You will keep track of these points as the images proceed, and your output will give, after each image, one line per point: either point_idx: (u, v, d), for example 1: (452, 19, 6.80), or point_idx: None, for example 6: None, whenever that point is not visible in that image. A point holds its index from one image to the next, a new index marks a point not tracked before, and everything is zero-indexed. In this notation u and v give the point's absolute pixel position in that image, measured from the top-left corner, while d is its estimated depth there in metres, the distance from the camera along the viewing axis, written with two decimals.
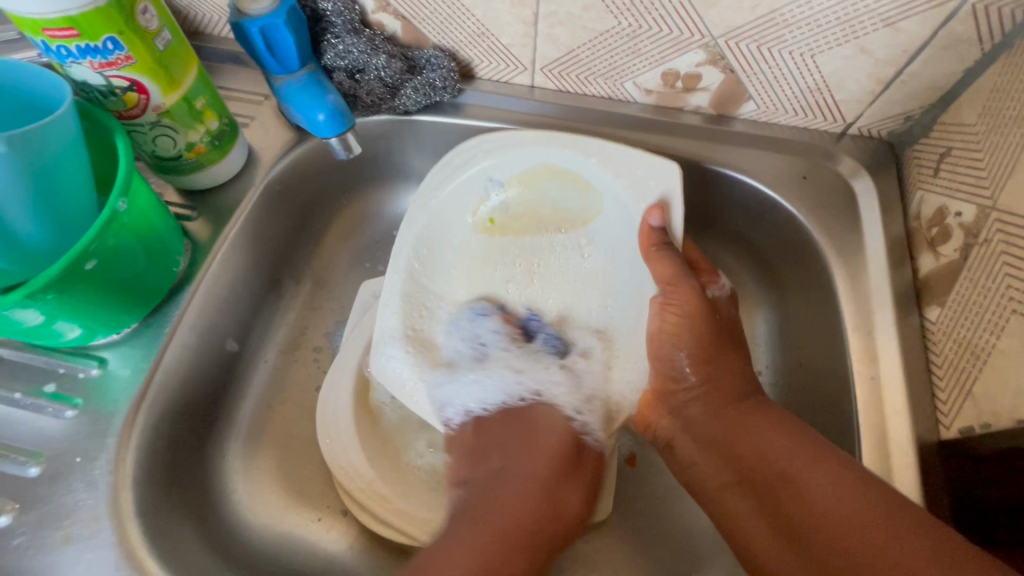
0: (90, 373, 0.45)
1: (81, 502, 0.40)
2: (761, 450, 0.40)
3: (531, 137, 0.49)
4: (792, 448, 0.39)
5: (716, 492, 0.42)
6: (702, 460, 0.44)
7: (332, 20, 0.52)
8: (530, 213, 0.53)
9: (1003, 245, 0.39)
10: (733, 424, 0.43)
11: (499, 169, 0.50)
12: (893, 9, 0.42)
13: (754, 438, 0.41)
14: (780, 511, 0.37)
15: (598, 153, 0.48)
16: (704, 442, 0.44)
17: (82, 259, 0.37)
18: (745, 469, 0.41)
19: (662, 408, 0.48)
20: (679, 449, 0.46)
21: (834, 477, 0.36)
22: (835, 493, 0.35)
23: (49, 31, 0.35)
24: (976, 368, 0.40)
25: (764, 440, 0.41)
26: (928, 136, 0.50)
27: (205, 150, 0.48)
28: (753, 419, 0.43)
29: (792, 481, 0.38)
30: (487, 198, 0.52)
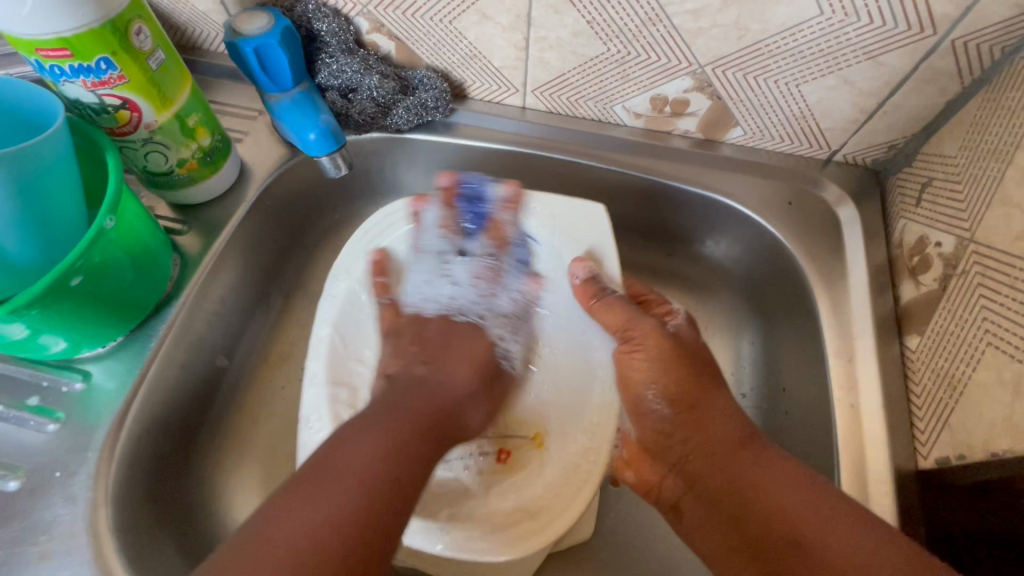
0: (74, 387, 0.45)
1: (58, 517, 0.40)
2: (759, 487, 0.39)
3: (402, 198, 0.55)
4: (796, 495, 0.37)
5: (726, 552, 0.39)
6: (706, 514, 0.42)
7: (327, 40, 0.53)
8: (467, 265, 0.56)
9: (981, 278, 0.39)
10: (741, 471, 0.40)
11: (422, 228, 0.56)
12: (874, 43, 0.43)
13: (760, 490, 0.38)
14: (789, 573, 0.34)
15: (506, 193, 0.54)
16: (711, 493, 0.42)
17: (68, 275, 0.38)
18: (748, 525, 0.38)
19: (660, 464, 0.47)
20: (683, 509, 0.44)
21: (843, 533, 0.33)
22: (845, 546, 0.33)
23: (44, 52, 0.36)
24: (952, 399, 0.40)
25: (769, 488, 0.38)
26: (911, 165, 0.50)
27: (197, 166, 0.49)
28: (759, 467, 0.40)
29: (799, 538, 0.35)
30: (422, 263, 0.56)
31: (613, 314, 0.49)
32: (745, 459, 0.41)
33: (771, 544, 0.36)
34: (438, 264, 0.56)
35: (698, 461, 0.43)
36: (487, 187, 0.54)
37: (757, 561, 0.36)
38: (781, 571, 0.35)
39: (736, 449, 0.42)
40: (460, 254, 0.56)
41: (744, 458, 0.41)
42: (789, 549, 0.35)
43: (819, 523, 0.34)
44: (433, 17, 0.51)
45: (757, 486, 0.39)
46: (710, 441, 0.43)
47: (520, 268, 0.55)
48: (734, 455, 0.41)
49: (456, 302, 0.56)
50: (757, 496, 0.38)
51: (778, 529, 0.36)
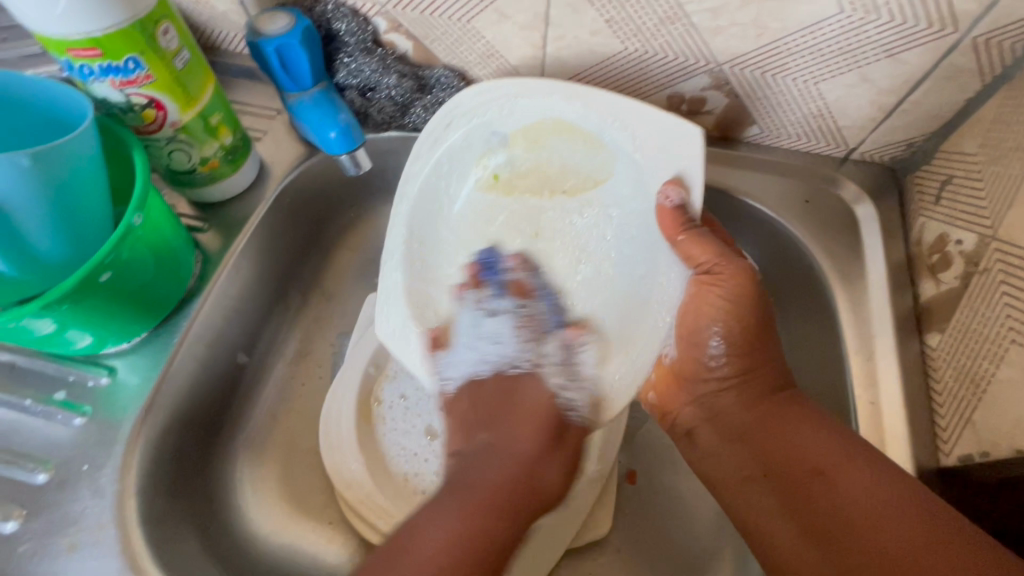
0: (100, 382, 0.46)
1: (87, 509, 0.41)
2: (785, 431, 0.41)
3: (537, 86, 0.47)
4: (823, 440, 0.40)
5: (738, 481, 0.42)
6: (722, 446, 0.44)
7: (346, 40, 0.53)
8: (537, 171, 0.51)
9: (1003, 275, 0.39)
10: (766, 413, 0.43)
11: (503, 121, 0.50)
12: (895, 41, 0.43)
13: (787, 434, 0.41)
14: (812, 509, 0.37)
15: (596, 104, 0.46)
16: (732, 427, 0.44)
17: (97, 271, 0.38)
18: (770, 458, 0.41)
19: (681, 393, 0.48)
20: (697, 437, 0.46)
21: (867, 476, 0.36)
22: (868, 488, 0.36)
23: (74, 51, 0.37)
24: (975, 397, 0.40)
25: (791, 430, 0.41)
26: (930, 163, 0.50)
27: (218, 164, 0.49)
28: (782, 415, 0.42)
29: (824, 474, 0.38)
30: (492, 153, 0.51)
31: (695, 247, 0.43)
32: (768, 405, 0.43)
33: (794, 481, 0.39)
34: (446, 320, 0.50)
35: (727, 399, 0.45)
36: (589, 97, 0.46)
37: (774, 493, 0.40)
38: (800, 497, 0.38)
39: (765, 396, 0.44)
40: (490, 312, 0.50)
41: (768, 408, 0.43)
42: (811, 480, 0.38)
43: (841, 462, 0.38)
44: (450, 16, 0.51)
45: (781, 427, 0.42)
46: (754, 383, 0.44)
47: (556, 315, 0.49)
48: (771, 394, 0.44)
49: (506, 358, 0.49)
50: (781, 438, 0.41)
51: (799, 462, 0.39)
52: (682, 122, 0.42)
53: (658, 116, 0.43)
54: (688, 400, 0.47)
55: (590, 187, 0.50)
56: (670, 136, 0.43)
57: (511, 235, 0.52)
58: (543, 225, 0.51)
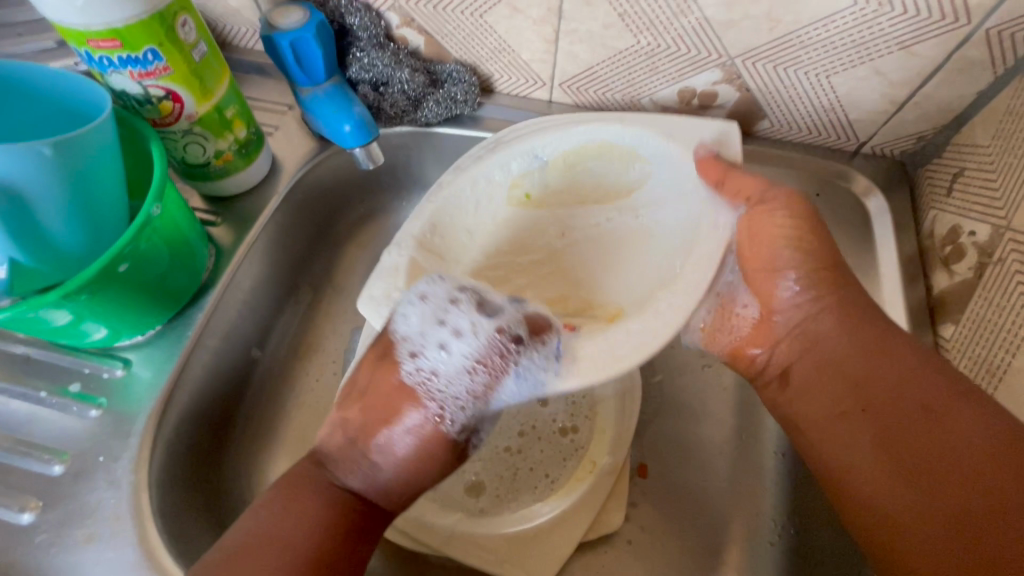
0: (115, 374, 0.46)
1: (104, 500, 0.41)
2: (889, 364, 0.38)
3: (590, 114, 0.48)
4: (930, 379, 0.37)
5: (831, 417, 0.40)
6: (818, 379, 0.41)
7: (359, 34, 0.53)
8: (571, 192, 0.50)
9: (1018, 264, 0.39)
10: (870, 346, 0.39)
11: (548, 146, 0.49)
12: (909, 33, 0.43)
13: (893, 368, 0.38)
14: (908, 445, 0.35)
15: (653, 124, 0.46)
16: (832, 362, 0.41)
17: (115, 262, 0.38)
18: (867, 394, 0.38)
19: (771, 333, 0.44)
20: (793, 373, 0.43)
21: (971, 418, 0.34)
22: (973, 431, 0.34)
23: (94, 42, 0.37)
24: (990, 386, 0.40)
25: (897, 365, 0.38)
26: (941, 156, 0.50)
27: (232, 157, 0.49)
28: (894, 349, 0.39)
29: (930, 411, 0.35)
30: (530, 173, 0.50)
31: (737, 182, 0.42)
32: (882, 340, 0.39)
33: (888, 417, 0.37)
34: (441, 310, 0.40)
35: (828, 343, 0.41)
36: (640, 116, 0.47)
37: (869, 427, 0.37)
38: (896, 435, 0.36)
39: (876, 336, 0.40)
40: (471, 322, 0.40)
41: (877, 348, 0.39)
42: (918, 418, 0.36)
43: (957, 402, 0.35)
44: (464, 10, 0.51)
45: (884, 359, 0.38)
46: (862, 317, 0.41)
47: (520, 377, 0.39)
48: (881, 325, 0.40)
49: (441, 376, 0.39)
50: (884, 372, 0.38)
51: (906, 399, 0.36)
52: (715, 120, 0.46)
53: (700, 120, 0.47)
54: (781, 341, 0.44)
55: (624, 196, 0.49)
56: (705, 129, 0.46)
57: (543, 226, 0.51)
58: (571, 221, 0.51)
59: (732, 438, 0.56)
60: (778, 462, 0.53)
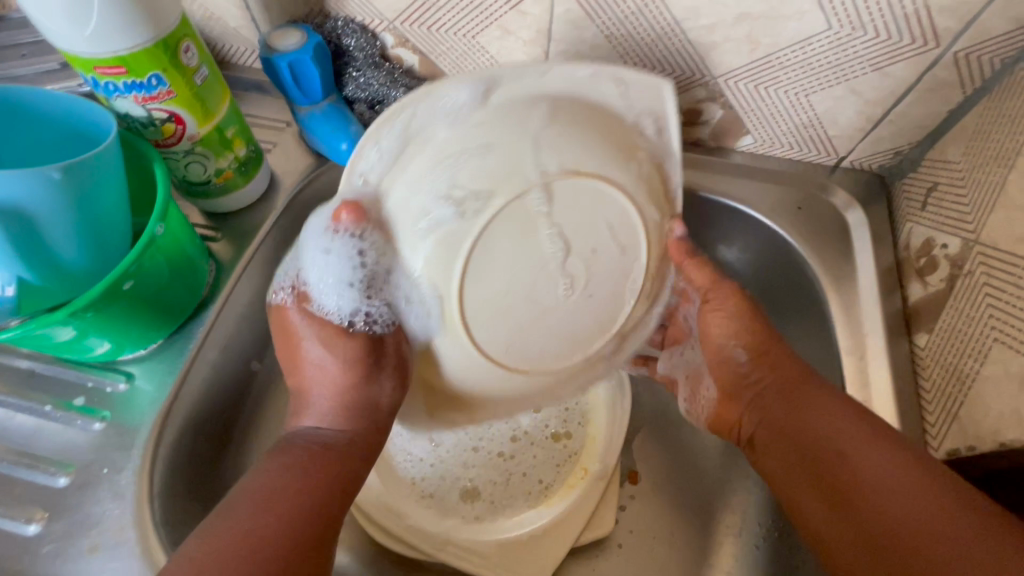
0: (118, 387, 0.47)
1: (107, 511, 0.42)
2: (808, 410, 0.42)
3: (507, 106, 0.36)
4: (845, 420, 0.40)
5: (778, 469, 0.42)
6: (764, 437, 0.44)
7: (355, 55, 0.56)
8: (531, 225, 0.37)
9: (986, 276, 0.41)
10: (796, 403, 0.43)
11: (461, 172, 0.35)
12: (881, 55, 0.45)
13: (813, 416, 0.41)
14: (828, 480, 0.38)
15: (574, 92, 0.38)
16: (769, 419, 0.44)
17: (119, 280, 0.40)
18: (801, 443, 0.41)
19: (737, 405, 0.48)
20: (751, 435, 0.46)
21: (884, 455, 0.37)
22: (880, 466, 0.37)
23: (100, 69, 0.38)
24: (961, 393, 0.42)
25: (815, 414, 0.42)
26: (916, 171, 0.52)
27: (232, 175, 0.51)
28: (815, 399, 0.42)
29: (841, 453, 0.39)
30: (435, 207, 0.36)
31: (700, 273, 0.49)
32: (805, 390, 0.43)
33: (813, 459, 0.40)
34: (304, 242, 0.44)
35: (769, 388, 0.45)
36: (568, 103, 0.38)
37: (802, 474, 0.40)
38: (821, 476, 0.39)
39: (799, 382, 0.44)
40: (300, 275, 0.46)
41: (803, 394, 0.43)
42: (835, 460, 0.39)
43: (865, 441, 0.38)
44: (457, 32, 0.53)
45: (805, 409, 0.42)
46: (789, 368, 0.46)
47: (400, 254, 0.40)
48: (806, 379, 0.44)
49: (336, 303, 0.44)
50: (807, 419, 0.42)
51: (824, 442, 0.40)
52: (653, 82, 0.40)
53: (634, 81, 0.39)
54: (745, 403, 0.47)
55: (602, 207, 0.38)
56: (635, 98, 0.40)
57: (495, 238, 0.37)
58: (575, 232, 0.38)
59: (720, 445, 0.57)
60: None
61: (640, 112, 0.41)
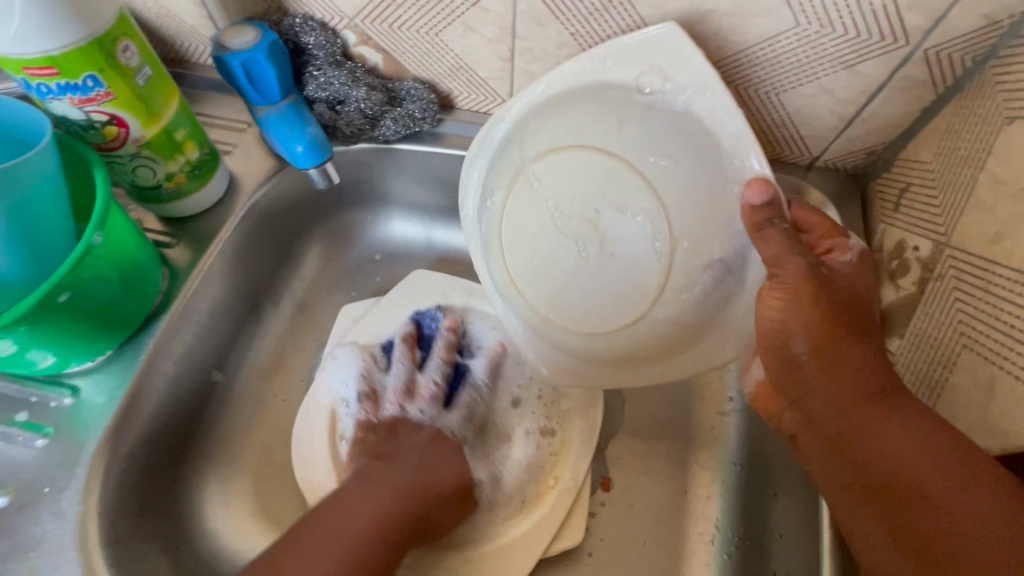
0: (63, 402, 0.45)
1: (48, 532, 0.40)
2: (877, 431, 0.36)
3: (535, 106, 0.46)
4: (925, 450, 0.33)
5: (842, 490, 0.37)
6: (821, 453, 0.39)
7: (315, 53, 0.53)
8: (559, 188, 0.46)
9: (955, 280, 0.40)
10: (860, 421, 0.36)
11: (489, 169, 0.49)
12: (851, 54, 0.44)
13: (882, 440, 0.35)
14: (904, 520, 0.33)
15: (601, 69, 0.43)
16: (826, 434, 0.38)
17: (56, 292, 0.38)
18: (865, 468, 0.36)
19: (782, 398, 0.43)
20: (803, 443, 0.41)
21: (975, 498, 0.31)
22: (972, 511, 0.30)
23: (30, 70, 0.36)
24: (930, 401, 0.41)
25: (886, 437, 0.35)
26: (890, 170, 0.51)
27: (185, 179, 0.49)
28: (885, 419, 0.36)
29: (920, 490, 0.33)
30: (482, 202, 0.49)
31: (766, 246, 0.39)
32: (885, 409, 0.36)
33: (883, 490, 0.34)
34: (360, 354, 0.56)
35: (819, 401, 0.39)
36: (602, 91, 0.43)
37: (872, 505, 0.35)
38: (894, 512, 0.33)
39: (860, 398, 0.37)
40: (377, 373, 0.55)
41: (875, 411, 0.36)
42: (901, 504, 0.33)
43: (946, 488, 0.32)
44: (418, 29, 0.51)
45: (873, 429, 0.36)
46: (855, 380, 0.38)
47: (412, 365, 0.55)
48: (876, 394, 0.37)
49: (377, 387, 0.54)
50: (873, 441, 0.36)
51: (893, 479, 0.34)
52: (658, 31, 0.41)
53: (632, 38, 0.41)
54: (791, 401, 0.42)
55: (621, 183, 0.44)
56: (644, 52, 0.41)
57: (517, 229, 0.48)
58: (574, 211, 0.45)
59: (694, 451, 0.56)
60: (736, 472, 0.54)
61: (643, 67, 0.41)
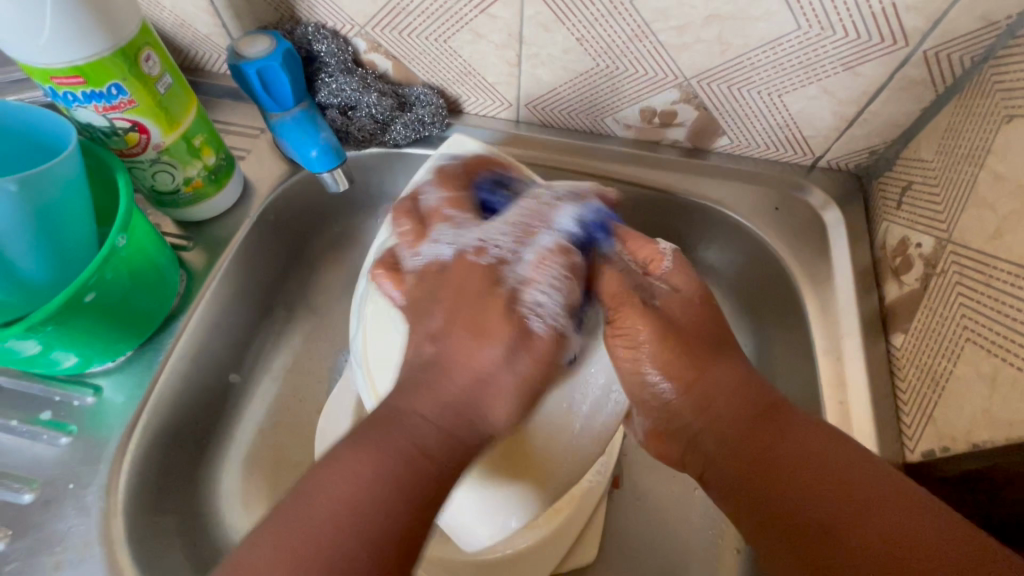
0: (86, 401, 0.47)
1: (73, 527, 0.41)
2: (779, 441, 0.35)
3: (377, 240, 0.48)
4: (829, 457, 0.33)
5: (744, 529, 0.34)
6: (721, 486, 0.37)
7: (326, 60, 0.55)
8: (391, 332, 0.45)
9: (958, 276, 0.41)
10: (752, 430, 0.36)
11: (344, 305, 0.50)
12: (852, 55, 0.45)
13: (774, 452, 0.34)
14: (815, 554, 0.30)
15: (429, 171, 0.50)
16: (721, 460, 0.37)
17: (81, 293, 0.39)
18: (764, 484, 0.34)
19: (675, 444, 0.42)
20: (707, 480, 0.38)
21: (894, 514, 0.29)
22: (892, 521, 0.28)
23: (58, 79, 0.38)
24: (936, 394, 0.41)
25: (781, 449, 0.35)
26: (892, 169, 0.52)
27: (202, 184, 0.50)
28: (769, 428, 0.36)
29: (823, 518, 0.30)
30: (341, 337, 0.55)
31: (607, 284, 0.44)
32: (772, 422, 0.36)
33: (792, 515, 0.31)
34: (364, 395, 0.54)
35: (706, 436, 0.39)
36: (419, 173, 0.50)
37: (781, 538, 0.31)
38: (805, 543, 0.30)
39: (755, 411, 0.37)
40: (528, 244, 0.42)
41: (764, 424, 0.36)
42: (828, 540, 0.29)
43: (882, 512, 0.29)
44: (428, 37, 0.53)
45: (765, 443, 0.35)
46: (726, 404, 0.39)
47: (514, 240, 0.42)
48: (755, 413, 0.37)
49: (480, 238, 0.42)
50: (767, 456, 0.35)
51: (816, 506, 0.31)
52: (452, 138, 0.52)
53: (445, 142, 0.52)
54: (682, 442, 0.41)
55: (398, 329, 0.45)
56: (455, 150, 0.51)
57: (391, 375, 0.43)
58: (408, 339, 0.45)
59: None
60: None
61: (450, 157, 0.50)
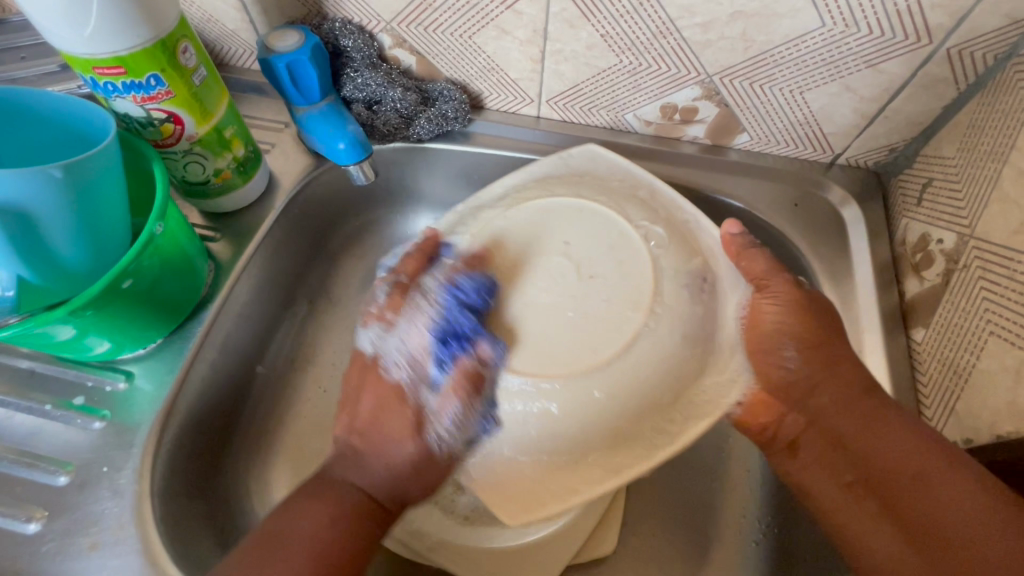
0: (117, 387, 0.47)
1: (107, 509, 0.42)
2: (885, 441, 0.39)
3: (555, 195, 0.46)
4: (922, 449, 0.38)
5: (840, 494, 0.40)
6: (821, 451, 0.42)
7: (352, 55, 0.55)
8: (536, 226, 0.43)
9: (981, 271, 0.42)
10: (863, 414, 0.41)
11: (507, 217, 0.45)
12: (875, 52, 0.45)
13: (881, 436, 0.39)
14: (907, 511, 0.37)
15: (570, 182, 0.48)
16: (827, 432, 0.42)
17: (119, 279, 0.40)
18: (871, 469, 0.39)
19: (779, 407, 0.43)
20: (801, 445, 0.43)
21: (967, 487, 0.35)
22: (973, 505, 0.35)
23: (99, 69, 0.39)
24: (958, 386, 0.42)
25: (886, 437, 0.39)
26: (911, 167, 0.53)
27: (231, 175, 0.51)
28: (879, 414, 0.40)
29: (924, 483, 0.37)
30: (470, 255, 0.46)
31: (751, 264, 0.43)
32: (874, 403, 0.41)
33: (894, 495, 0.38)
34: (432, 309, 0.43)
35: (824, 398, 0.42)
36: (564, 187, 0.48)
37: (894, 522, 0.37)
38: (904, 518, 0.37)
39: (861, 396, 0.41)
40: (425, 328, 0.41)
41: (867, 407, 0.41)
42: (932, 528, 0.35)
43: (954, 500, 0.35)
44: (454, 32, 0.53)
45: (874, 429, 0.40)
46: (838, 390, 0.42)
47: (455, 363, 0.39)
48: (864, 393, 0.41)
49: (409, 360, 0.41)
50: (874, 439, 0.39)
51: (902, 480, 0.38)
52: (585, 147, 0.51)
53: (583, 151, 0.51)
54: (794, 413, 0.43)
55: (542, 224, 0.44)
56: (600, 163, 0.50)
57: (537, 238, 0.43)
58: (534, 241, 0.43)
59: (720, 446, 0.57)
60: (762, 464, 0.54)
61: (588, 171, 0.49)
